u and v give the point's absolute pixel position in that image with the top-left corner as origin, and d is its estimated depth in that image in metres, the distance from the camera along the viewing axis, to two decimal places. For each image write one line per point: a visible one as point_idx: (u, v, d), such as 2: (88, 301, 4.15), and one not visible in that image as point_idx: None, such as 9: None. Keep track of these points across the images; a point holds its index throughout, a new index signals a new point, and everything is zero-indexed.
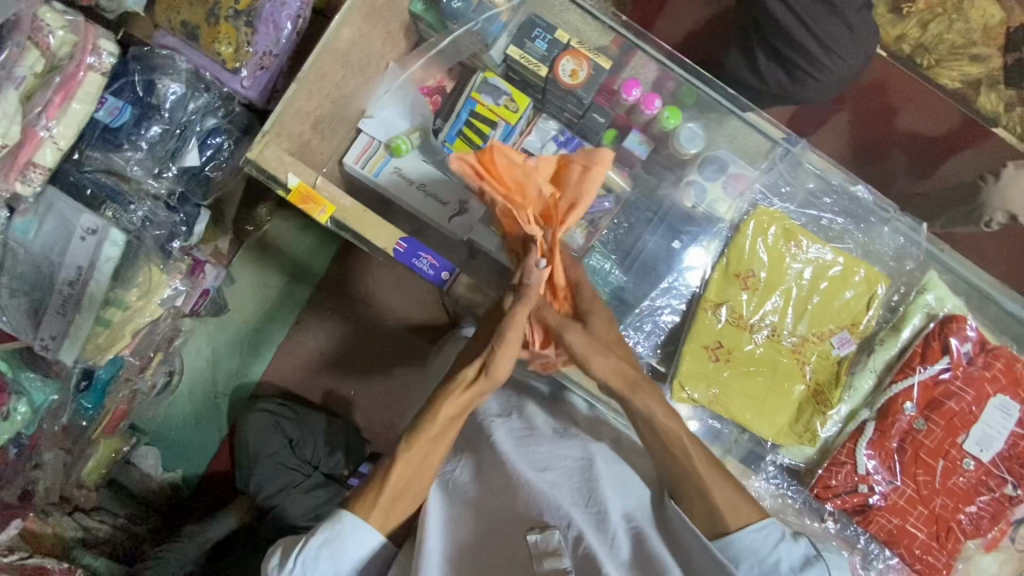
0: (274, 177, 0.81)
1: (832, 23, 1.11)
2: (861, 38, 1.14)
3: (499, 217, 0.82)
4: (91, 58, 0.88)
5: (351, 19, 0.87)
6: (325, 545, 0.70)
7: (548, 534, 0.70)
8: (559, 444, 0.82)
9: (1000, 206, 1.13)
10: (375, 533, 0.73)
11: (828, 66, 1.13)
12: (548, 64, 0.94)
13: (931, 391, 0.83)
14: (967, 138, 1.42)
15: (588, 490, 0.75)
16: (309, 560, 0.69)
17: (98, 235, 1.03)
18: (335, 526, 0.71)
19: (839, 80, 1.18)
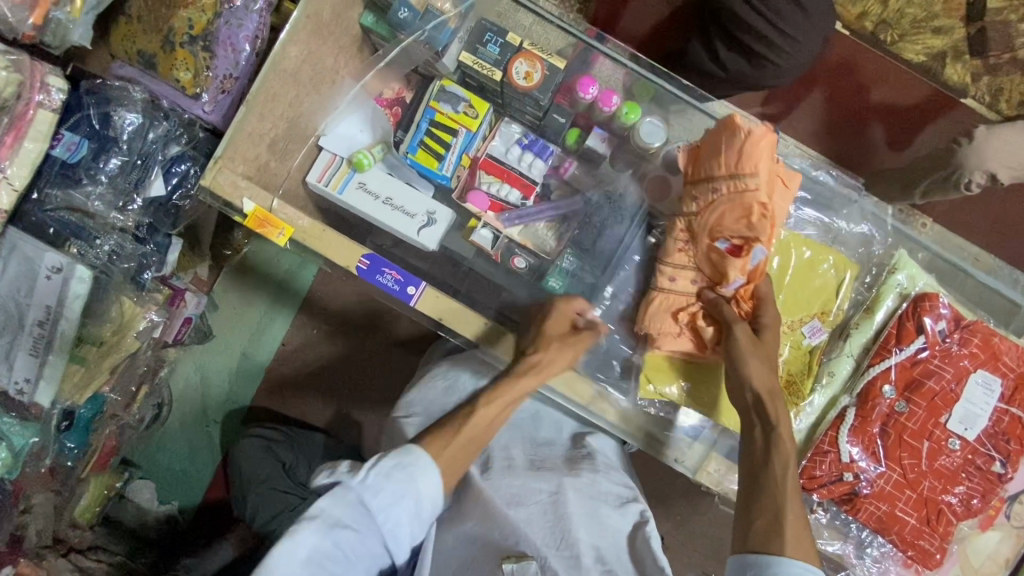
0: (229, 202, 0.80)
1: (785, 7, 1.11)
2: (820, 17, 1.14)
3: (714, 227, 0.82)
4: (40, 95, 0.86)
5: (297, 38, 0.86)
6: (396, 466, 0.69)
7: (524, 564, 0.74)
8: (533, 478, 0.85)
9: (978, 167, 1.12)
10: (439, 470, 0.72)
11: (786, 50, 1.14)
12: (502, 67, 0.93)
13: (909, 372, 0.82)
14: (936, 110, 1.43)
15: (562, 530, 0.78)
16: (381, 475, 0.68)
17: (64, 273, 1.00)
18: (410, 453, 0.71)
19: (799, 63, 1.18)
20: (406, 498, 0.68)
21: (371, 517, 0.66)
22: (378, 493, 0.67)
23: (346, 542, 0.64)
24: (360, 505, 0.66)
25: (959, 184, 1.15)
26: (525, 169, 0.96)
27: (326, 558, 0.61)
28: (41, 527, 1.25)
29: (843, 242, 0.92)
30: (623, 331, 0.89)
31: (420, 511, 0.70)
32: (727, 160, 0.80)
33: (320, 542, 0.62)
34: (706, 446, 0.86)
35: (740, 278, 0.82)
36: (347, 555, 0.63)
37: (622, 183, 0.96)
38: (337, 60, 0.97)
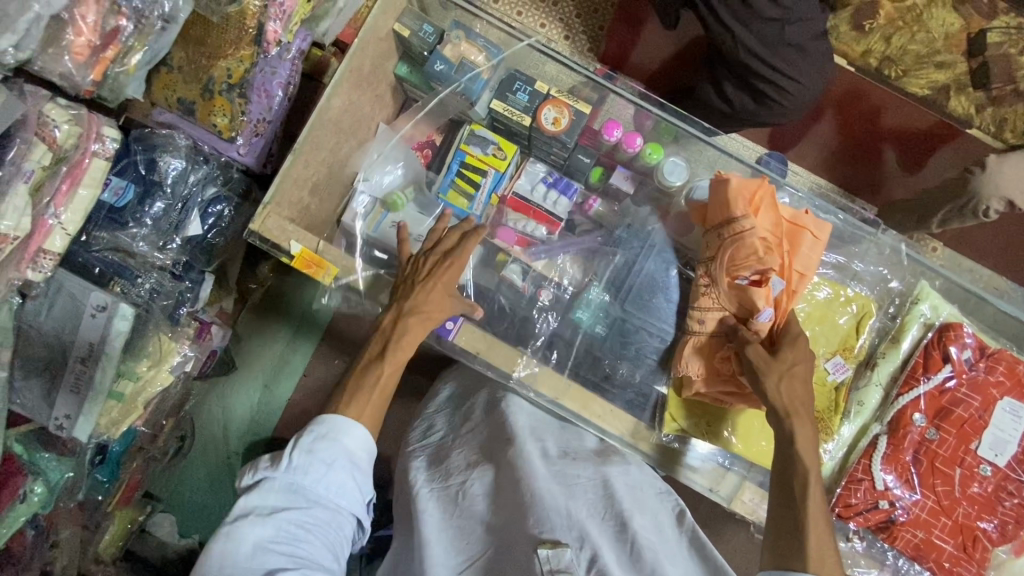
0: (278, 246, 0.84)
1: (790, 50, 1.19)
2: (821, 60, 1.23)
3: (729, 261, 0.85)
4: (95, 145, 0.91)
5: (341, 90, 0.93)
6: (316, 439, 0.74)
7: (559, 551, 0.69)
8: (574, 465, 0.87)
9: (995, 194, 1.16)
10: (358, 426, 0.77)
11: (792, 89, 1.21)
12: (531, 114, 0.98)
13: (938, 400, 0.84)
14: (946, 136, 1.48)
15: (606, 505, 0.80)
16: (303, 453, 0.73)
17: (108, 311, 1.03)
18: (323, 423, 0.75)
19: (802, 104, 1.26)
20: (336, 461, 0.73)
21: (310, 491, 0.72)
22: (306, 470, 0.72)
23: (294, 515, 0.70)
24: (291, 487, 0.72)
25: (976, 212, 1.20)
26: (551, 206, 1.00)
27: (271, 541, 0.68)
28: (65, 563, 1.26)
29: (860, 280, 0.94)
30: (645, 361, 0.92)
31: (358, 464, 0.75)
32: (726, 205, 0.86)
33: (261, 531, 0.68)
34: (739, 475, 0.86)
35: (769, 309, 0.82)
36: (298, 530, 0.70)
37: (646, 218, 1.00)
38: (372, 108, 1.04)
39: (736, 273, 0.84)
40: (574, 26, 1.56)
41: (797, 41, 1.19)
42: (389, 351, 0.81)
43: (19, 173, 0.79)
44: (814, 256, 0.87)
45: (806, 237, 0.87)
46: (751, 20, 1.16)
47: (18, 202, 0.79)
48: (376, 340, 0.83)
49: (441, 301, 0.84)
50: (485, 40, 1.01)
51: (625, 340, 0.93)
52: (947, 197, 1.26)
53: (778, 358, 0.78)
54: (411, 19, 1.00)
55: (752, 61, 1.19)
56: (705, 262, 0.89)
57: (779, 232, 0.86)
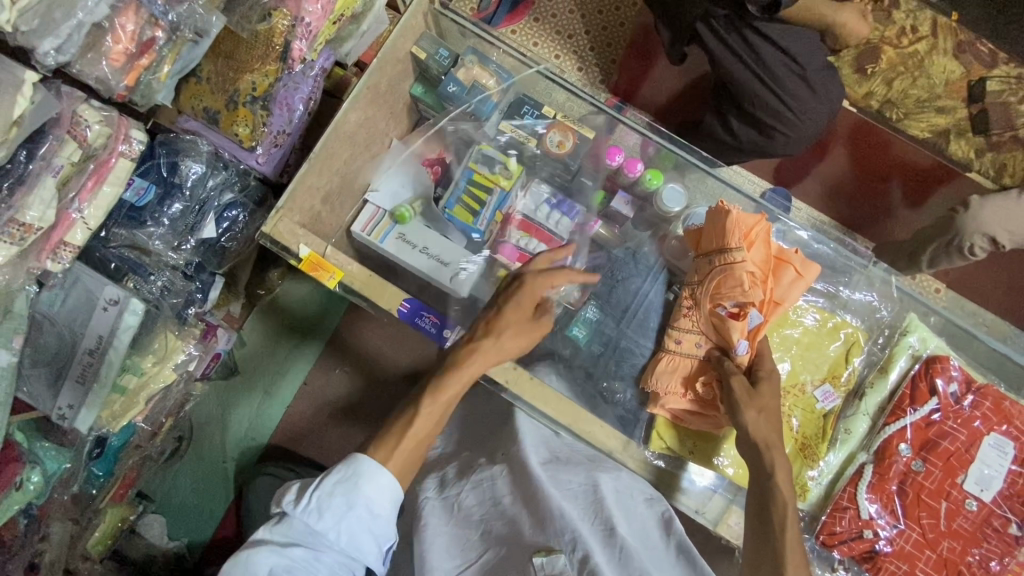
0: (287, 248, 0.87)
1: (798, 87, 1.23)
2: (827, 92, 1.26)
3: (712, 290, 0.87)
4: (123, 145, 0.95)
5: (358, 105, 0.98)
6: (339, 481, 0.74)
7: (553, 558, 0.72)
8: (566, 470, 0.85)
9: (977, 232, 1.20)
10: (381, 473, 0.75)
11: (794, 125, 1.25)
12: (537, 137, 1.04)
13: (924, 432, 0.84)
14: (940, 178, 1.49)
15: (596, 508, 0.79)
16: (322, 496, 0.72)
17: (120, 305, 1.06)
18: (348, 465, 0.75)
19: (805, 136, 1.29)
20: (353, 508, 0.73)
21: (324, 535, 0.72)
22: (321, 515, 0.72)
23: (305, 556, 0.72)
24: (307, 528, 0.72)
25: (960, 249, 1.23)
26: (553, 226, 1.02)
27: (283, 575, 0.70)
28: (52, 557, 1.25)
29: (851, 310, 0.95)
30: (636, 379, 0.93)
31: (376, 513, 0.74)
32: (721, 235, 0.88)
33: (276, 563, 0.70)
34: (725, 500, 0.86)
35: (746, 341, 0.84)
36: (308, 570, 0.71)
37: (643, 241, 1.03)
38: (386, 125, 1.09)
39: (717, 303, 0.87)
40: (587, 58, 1.60)
41: (803, 74, 1.22)
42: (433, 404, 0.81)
43: (48, 167, 0.85)
44: (795, 292, 0.87)
45: (789, 271, 0.88)
46: (746, 52, 1.21)
47: (45, 194, 0.85)
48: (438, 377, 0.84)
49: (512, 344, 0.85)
50: (497, 65, 1.06)
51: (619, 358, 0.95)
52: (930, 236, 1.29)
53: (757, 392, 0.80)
54: (429, 42, 1.05)
55: (757, 93, 1.23)
56: (690, 284, 0.91)
57: (767, 266, 0.87)
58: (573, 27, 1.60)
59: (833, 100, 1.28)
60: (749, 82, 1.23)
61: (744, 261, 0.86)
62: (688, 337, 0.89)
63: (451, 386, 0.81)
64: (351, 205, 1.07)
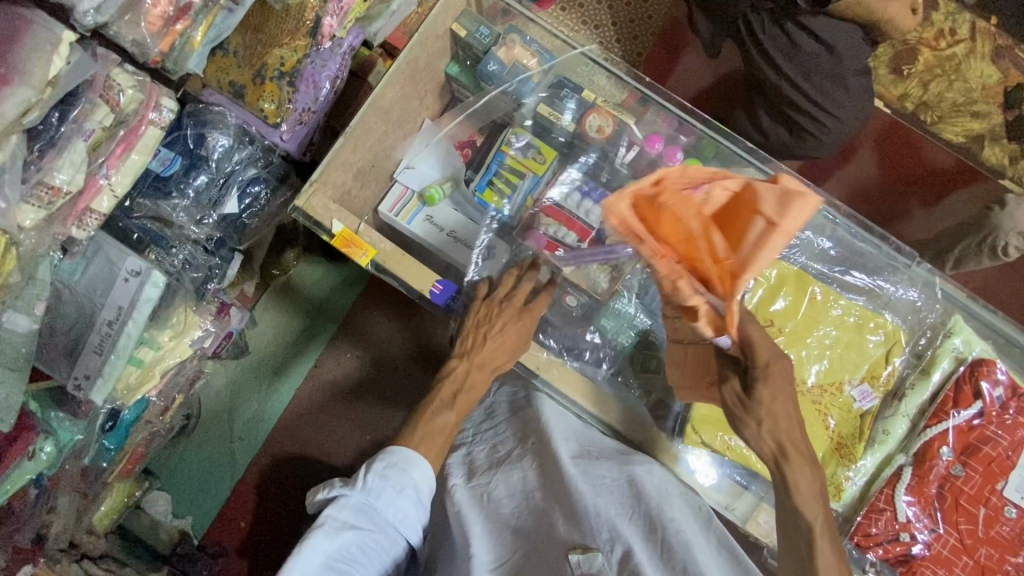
0: (320, 224, 0.86)
1: (833, 86, 1.21)
2: (861, 96, 1.24)
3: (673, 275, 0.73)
4: (153, 113, 0.94)
5: (395, 81, 0.96)
6: (387, 468, 0.76)
7: (590, 557, 0.70)
8: (597, 464, 0.83)
9: (1012, 230, 1.20)
10: (428, 462, 0.78)
11: (829, 126, 1.23)
12: (576, 120, 1.02)
13: (966, 436, 0.83)
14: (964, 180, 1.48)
15: (633, 504, 0.77)
16: (378, 479, 0.74)
17: (141, 277, 1.05)
18: (397, 453, 0.77)
19: (838, 138, 1.27)
20: (405, 492, 0.75)
21: (379, 515, 0.74)
22: (379, 495, 0.74)
23: (359, 535, 0.73)
24: (363, 508, 0.73)
25: (992, 248, 1.23)
26: (583, 214, 0.98)
27: (336, 559, 0.71)
28: (58, 530, 1.26)
29: (893, 309, 0.94)
30: None
31: (424, 497, 0.77)
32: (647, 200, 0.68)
33: (328, 550, 0.70)
34: (756, 495, 0.87)
35: (724, 334, 0.68)
36: (358, 551, 0.73)
37: None
38: (420, 104, 1.08)
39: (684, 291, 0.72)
40: (614, 50, 1.58)
41: (839, 75, 1.21)
42: (459, 396, 0.86)
43: (80, 131, 0.83)
44: (769, 250, 0.63)
45: (755, 224, 0.64)
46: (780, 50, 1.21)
47: (76, 157, 0.84)
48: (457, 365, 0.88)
49: (508, 346, 0.87)
50: (539, 46, 1.04)
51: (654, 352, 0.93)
52: (964, 233, 1.29)
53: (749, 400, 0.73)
54: (469, 20, 1.04)
55: (792, 93, 1.22)
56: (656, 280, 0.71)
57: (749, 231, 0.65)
58: (601, 17, 1.57)
59: (868, 100, 1.26)
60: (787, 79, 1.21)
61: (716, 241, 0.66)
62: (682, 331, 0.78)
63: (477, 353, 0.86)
64: (382, 184, 1.06)
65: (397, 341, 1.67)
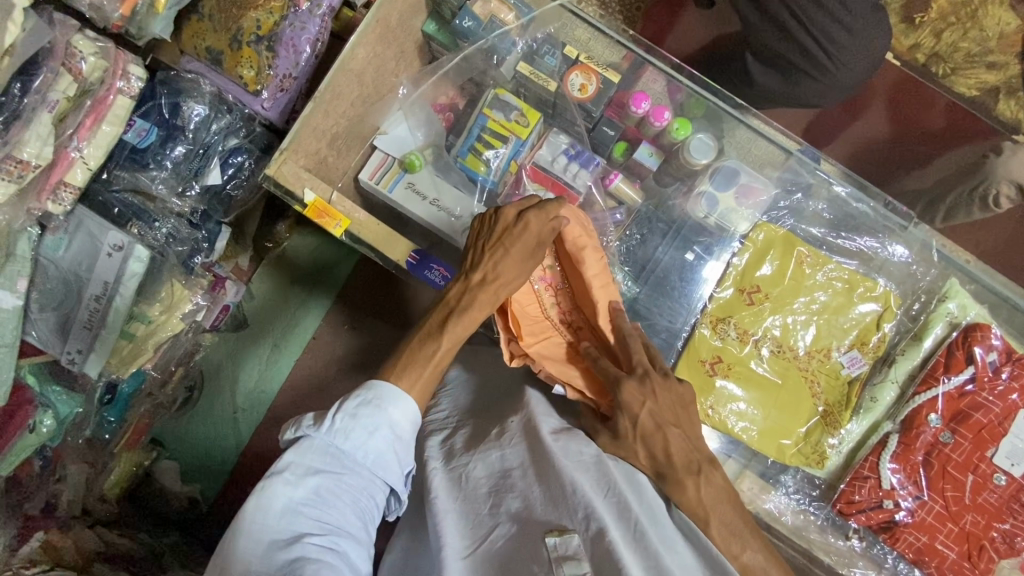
0: (291, 192, 0.85)
1: (819, 14, 1.11)
2: (872, 33, 1.15)
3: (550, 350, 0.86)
4: (120, 82, 0.91)
5: (366, 40, 0.93)
6: (360, 406, 0.70)
7: (567, 538, 0.69)
8: (575, 438, 0.80)
9: (1005, 177, 1.16)
10: (406, 396, 0.72)
11: (830, 68, 1.15)
12: (557, 79, 0.97)
13: (956, 403, 0.81)
14: (965, 134, 1.43)
15: (606, 481, 0.74)
16: (348, 417, 0.69)
17: (124, 251, 1.04)
18: (371, 388, 0.71)
19: (841, 87, 1.20)
20: (379, 432, 0.70)
21: (349, 457, 0.69)
22: (348, 436, 0.69)
23: (327, 478, 0.68)
24: (330, 450, 0.69)
25: (984, 197, 1.19)
26: (570, 179, 0.94)
27: (302, 503, 0.66)
28: (69, 498, 1.28)
29: (887, 273, 0.91)
30: (670, 338, 0.89)
31: (400, 436, 0.72)
32: (510, 234, 0.80)
33: (292, 493, 0.66)
34: (740, 464, 0.86)
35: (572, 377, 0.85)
36: (328, 496, 0.67)
37: (668, 196, 0.98)
38: (397, 65, 1.04)
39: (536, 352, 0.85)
40: (610, 5, 1.47)
41: (834, 12, 1.11)
42: (452, 320, 0.77)
43: (44, 102, 0.81)
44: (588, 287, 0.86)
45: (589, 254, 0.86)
46: None
47: (42, 129, 0.81)
48: (457, 286, 0.80)
49: (515, 269, 0.80)
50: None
51: (650, 324, 0.91)
52: (957, 183, 1.26)
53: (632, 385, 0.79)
54: None
55: (790, 21, 1.13)
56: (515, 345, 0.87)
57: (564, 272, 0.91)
58: None
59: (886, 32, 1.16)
60: (778, 18, 1.14)
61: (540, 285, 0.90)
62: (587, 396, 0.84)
63: (500, 281, 0.79)
64: (359, 148, 1.04)
65: (399, 317, 1.66)
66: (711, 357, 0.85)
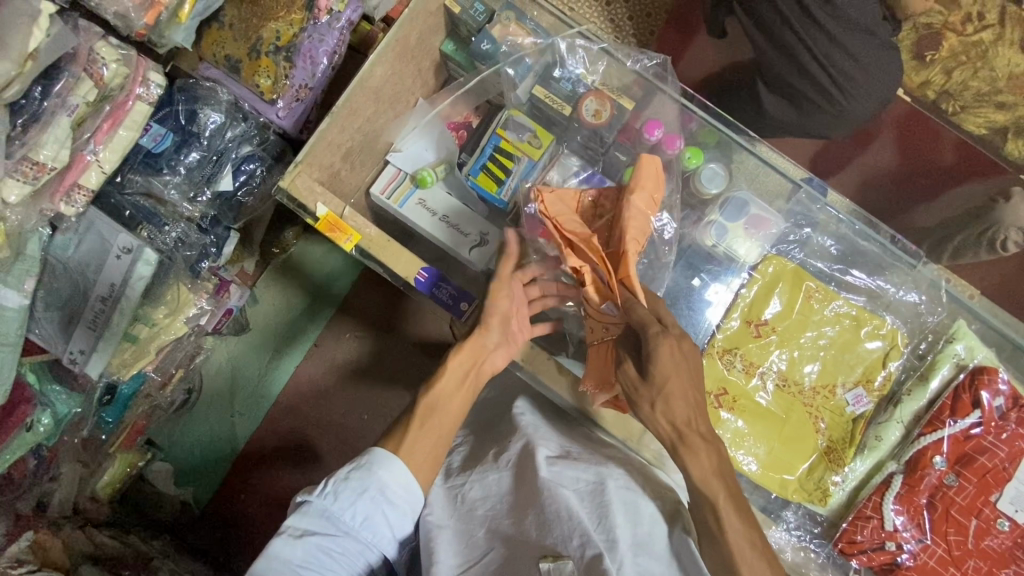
0: (303, 206, 0.85)
1: (833, 49, 1.13)
2: (882, 69, 1.17)
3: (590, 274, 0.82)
4: (139, 88, 0.92)
5: (385, 59, 0.93)
6: (353, 472, 0.70)
7: (561, 564, 0.69)
8: (571, 465, 0.79)
9: (1014, 224, 1.17)
10: (399, 461, 0.72)
11: (841, 102, 1.17)
12: (572, 103, 0.97)
13: (962, 446, 0.81)
14: (972, 172, 1.46)
15: (601, 514, 0.73)
16: (339, 481, 0.69)
17: (133, 254, 1.05)
18: (366, 453, 0.72)
19: (851, 119, 1.21)
20: (369, 495, 0.69)
21: (342, 522, 0.68)
22: (339, 499, 0.69)
23: (323, 543, 0.67)
24: (323, 516, 0.68)
25: (993, 242, 1.20)
26: None
27: (300, 566, 0.65)
28: (62, 497, 1.28)
29: (894, 311, 0.91)
30: None
31: (393, 502, 0.71)
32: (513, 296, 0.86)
33: (290, 555, 0.65)
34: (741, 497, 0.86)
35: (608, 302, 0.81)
36: (325, 559, 0.67)
37: (680, 224, 0.96)
38: (413, 83, 1.06)
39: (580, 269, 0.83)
40: (624, 28, 1.49)
41: (846, 46, 1.13)
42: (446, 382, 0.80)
43: (63, 105, 0.82)
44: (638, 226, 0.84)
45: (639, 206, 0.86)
46: (796, 21, 1.13)
47: (59, 133, 0.82)
48: (473, 340, 0.82)
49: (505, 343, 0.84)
50: (535, 24, 1.01)
51: None
52: (962, 226, 1.26)
53: (647, 383, 0.77)
54: None
55: (805, 56, 1.14)
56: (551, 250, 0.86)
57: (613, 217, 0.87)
58: None
59: (894, 72, 1.18)
60: (794, 53, 1.15)
61: (589, 199, 0.89)
62: (593, 329, 0.83)
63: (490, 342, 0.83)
64: (373, 164, 1.05)
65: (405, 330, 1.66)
66: (718, 389, 0.85)
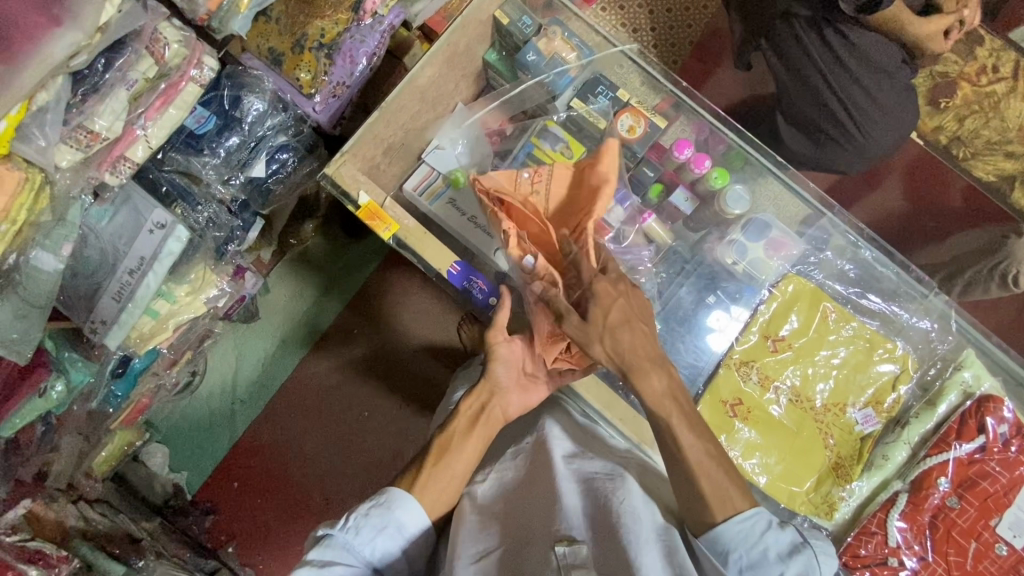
0: (346, 193, 0.88)
1: (854, 87, 1.19)
2: (900, 109, 1.22)
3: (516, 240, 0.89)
4: (195, 70, 0.95)
5: (433, 62, 0.98)
6: (375, 507, 0.72)
7: (576, 548, 0.67)
8: (590, 461, 0.83)
9: None
10: (417, 502, 0.74)
11: (857, 138, 1.22)
12: (608, 118, 1.02)
13: (965, 469, 0.83)
14: (974, 220, 1.55)
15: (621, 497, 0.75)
16: (361, 516, 0.70)
17: (166, 230, 1.06)
18: (386, 492, 0.73)
19: (866, 156, 1.26)
20: (388, 532, 0.70)
21: (362, 556, 0.69)
22: (360, 533, 0.69)
23: None
24: (344, 550, 0.68)
25: (1004, 276, 1.24)
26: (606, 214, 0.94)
27: None
28: (59, 469, 1.24)
29: (906, 337, 0.95)
30: (692, 373, 0.91)
31: (408, 541, 0.72)
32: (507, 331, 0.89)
33: None
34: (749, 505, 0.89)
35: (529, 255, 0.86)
36: None
37: (702, 241, 0.99)
38: (455, 88, 1.10)
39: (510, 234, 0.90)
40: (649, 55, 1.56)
41: (866, 86, 1.18)
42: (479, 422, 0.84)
43: (123, 79, 0.85)
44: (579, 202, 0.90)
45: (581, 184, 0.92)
46: (818, 57, 1.19)
47: (116, 105, 0.85)
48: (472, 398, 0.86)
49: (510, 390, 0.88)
50: (580, 40, 1.06)
51: (683, 348, 0.93)
52: (975, 259, 1.31)
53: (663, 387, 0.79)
54: (512, 8, 1.04)
55: (827, 93, 1.20)
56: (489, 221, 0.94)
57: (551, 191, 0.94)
58: (640, 21, 1.56)
59: (911, 114, 1.24)
60: (818, 89, 1.20)
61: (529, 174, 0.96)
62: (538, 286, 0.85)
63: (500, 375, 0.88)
64: (410, 162, 1.09)
65: (415, 332, 1.68)
66: (733, 399, 0.89)
